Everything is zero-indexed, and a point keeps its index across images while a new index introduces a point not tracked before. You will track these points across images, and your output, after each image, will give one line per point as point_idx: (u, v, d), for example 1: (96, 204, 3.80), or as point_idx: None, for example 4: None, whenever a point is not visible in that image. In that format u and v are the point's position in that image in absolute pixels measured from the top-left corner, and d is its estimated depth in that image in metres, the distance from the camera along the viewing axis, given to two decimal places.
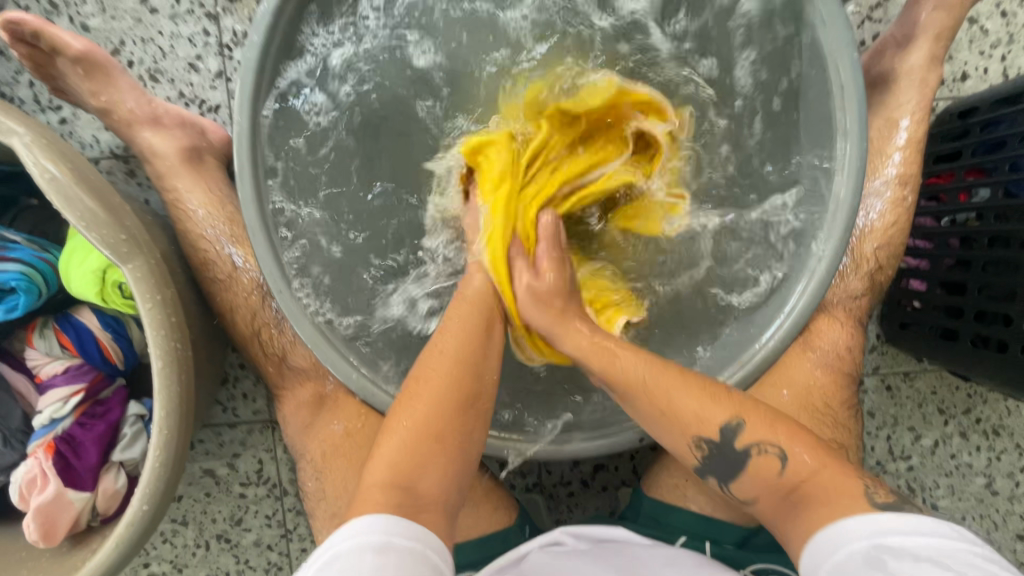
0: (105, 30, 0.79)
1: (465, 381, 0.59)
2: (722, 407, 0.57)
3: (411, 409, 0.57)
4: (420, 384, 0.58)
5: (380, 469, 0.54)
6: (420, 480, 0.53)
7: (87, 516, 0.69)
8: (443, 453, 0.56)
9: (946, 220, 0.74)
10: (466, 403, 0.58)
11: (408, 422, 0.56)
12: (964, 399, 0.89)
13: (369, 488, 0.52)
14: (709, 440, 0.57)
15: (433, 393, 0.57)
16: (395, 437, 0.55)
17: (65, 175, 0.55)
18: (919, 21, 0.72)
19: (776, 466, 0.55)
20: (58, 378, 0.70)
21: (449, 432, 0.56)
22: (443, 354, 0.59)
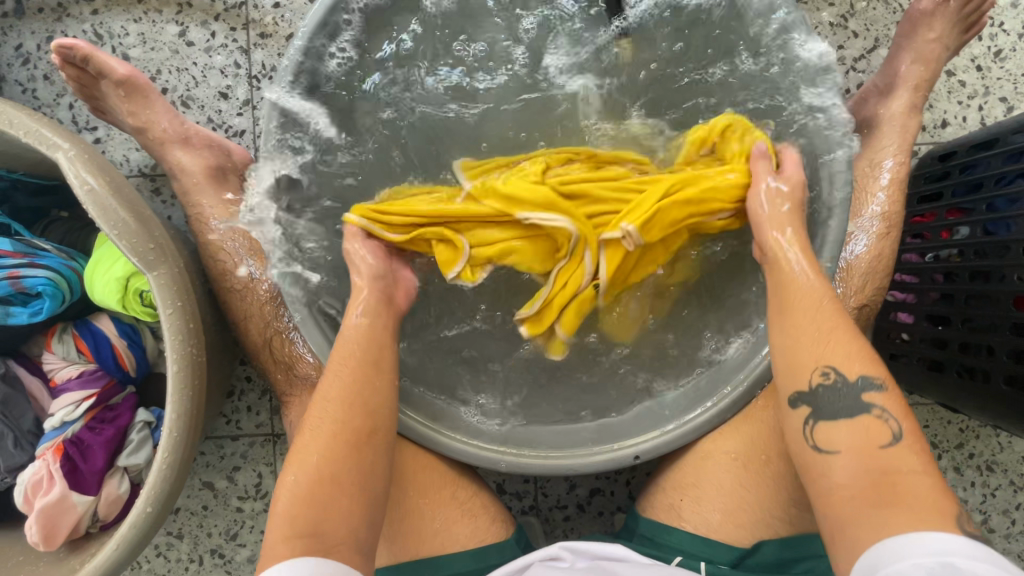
0: (144, 59, 0.85)
1: (356, 415, 0.58)
2: (874, 362, 0.54)
3: (316, 435, 0.57)
4: (309, 432, 0.57)
5: (281, 521, 0.53)
6: (330, 510, 0.53)
7: (87, 521, 0.70)
8: (351, 479, 0.55)
9: (930, 256, 0.77)
10: (358, 439, 0.57)
11: (301, 469, 0.55)
12: (956, 433, 0.90)
13: (276, 530, 0.52)
14: (842, 374, 0.54)
15: (337, 415, 0.57)
16: (290, 487, 0.54)
17: (102, 187, 0.59)
18: (899, 72, 0.78)
19: (884, 437, 0.51)
20: (72, 382, 0.72)
21: (347, 473, 0.55)
22: (329, 396, 0.58)
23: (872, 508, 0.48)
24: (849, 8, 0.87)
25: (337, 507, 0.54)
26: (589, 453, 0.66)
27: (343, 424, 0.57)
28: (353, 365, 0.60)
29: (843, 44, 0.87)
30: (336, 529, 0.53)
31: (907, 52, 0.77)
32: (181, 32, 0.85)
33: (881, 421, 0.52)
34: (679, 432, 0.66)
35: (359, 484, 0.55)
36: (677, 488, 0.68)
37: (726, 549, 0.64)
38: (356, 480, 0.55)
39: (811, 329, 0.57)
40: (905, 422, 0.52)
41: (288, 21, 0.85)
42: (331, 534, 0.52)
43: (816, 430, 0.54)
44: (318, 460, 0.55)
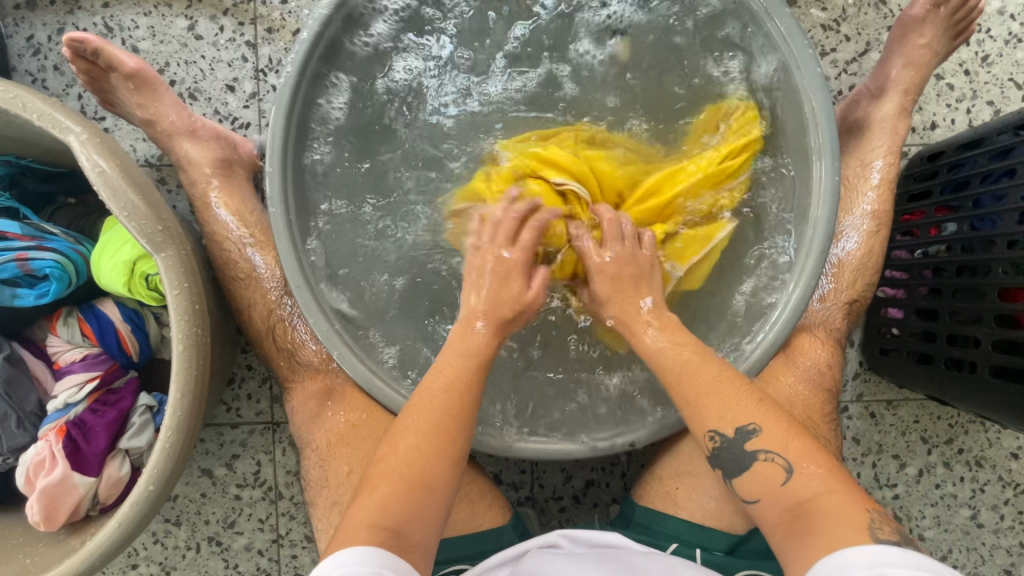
0: (153, 52, 0.87)
1: (452, 421, 0.58)
2: (747, 407, 0.58)
3: (407, 438, 0.57)
4: (405, 426, 0.58)
5: (367, 508, 0.52)
6: (417, 508, 0.53)
7: (88, 503, 0.70)
8: (437, 482, 0.55)
9: (919, 252, 0.79)
10: (451, 445, 0.57)
11: (396, 462, 0.55)
12: (946, 429, 0.91)
13: (362, 515, 0.52)
14: (724, 434, 0.58)
15: (431, 422, 0.58)
16: (382, 477, 0.54)
17: (113, 170, 0.60)
18: (890, 75, 0.80)
19: (781, 475, 0.54)
20: (76, 365, 0.73)
21: (437, 476, 0.55)
22: (431, 397, 0.59)
23: (789, 539, 0.52)
24: (841, 12, 0.90)
25: (423, 509, 0.54)
26: (587, 439, 0.68)
27: (438, 428, 0.57)
28: (449, 380, 0.61)
29: (835, 48, 0.89)
30: (417, 534, 0.52)
31: (897, 55, 0.80)
32: (190, 26, 0.87)
33: (770, 462, 0.55)
34: (673, 419, 0.67)
35: (444, 494, 0.55)
36: (672, 476, 0.69)
37: (719, 534, 0.65)
38: (443, 489, 0.55)
39: (685, 397, 0.60)
40: (790, 450, 0.55)
41: (295, 17, 0.87)
42: (412, 539, 0.52)
43: (735, 488, 0.57)
44: (406, 462, 0.55)
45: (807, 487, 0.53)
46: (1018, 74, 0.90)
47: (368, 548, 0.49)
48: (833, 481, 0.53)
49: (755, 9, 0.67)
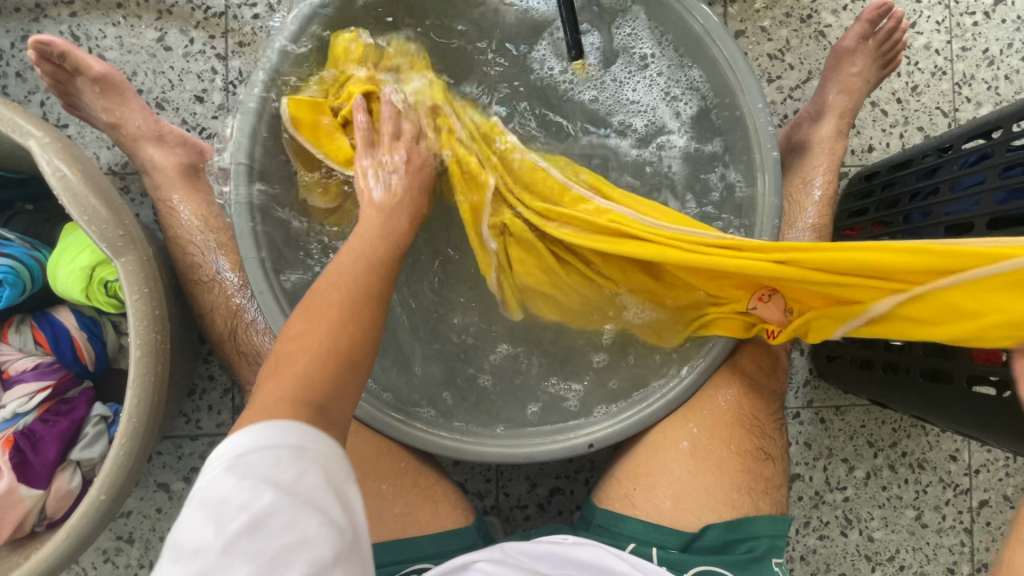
0: (121, 61, 0.87)
1: (364, 310, 0.54)
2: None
3: (322, 302, 0.54)
4: (317, 305, 0.53)
5: (285, 385, 0.47)
6: (339, 395, 0.49)
7: (34, 517, 0.68)
8: (349, 375, 0.51)
9: None
10: (361, 348, 0.52)
11: (319, 344, 0.50)
12: (890, 432, 0.96)
13: (280, 389, 0.47)
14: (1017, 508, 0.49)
15: (348, 306, 0.54)
16: (301, 360, 0.49)
17: (75, 175, 0.60)
18: (827, 100, 0.87)
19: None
20: (28, 373, 0.71)
21: (356, 369, 0.51)
22: (341, 281, 0.56)
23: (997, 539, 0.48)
24: (785, 43, 0.97)
25: (344, 394, 0.50)
26: (546, 442, 0.69)
27: (362, 313, 0.54)
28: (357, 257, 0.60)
29: (781, 75, 0.96)
30: (338, 409, 0.49)
31: (834, 83, 0.87)
32: (159, 37, 0.88)
33: None
34: (630, 421, 0.70)
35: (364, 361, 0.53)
36: (631, 478, 0.71)
37: (676, 534, 0.68)
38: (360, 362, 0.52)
39: None
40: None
41: (266, 31, 0.89)
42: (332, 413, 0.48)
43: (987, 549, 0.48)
44: (298, 341, 0.50)
45: None
46: (944, 103, 0.98)
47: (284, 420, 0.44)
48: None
49: (695, 32, 0.72)
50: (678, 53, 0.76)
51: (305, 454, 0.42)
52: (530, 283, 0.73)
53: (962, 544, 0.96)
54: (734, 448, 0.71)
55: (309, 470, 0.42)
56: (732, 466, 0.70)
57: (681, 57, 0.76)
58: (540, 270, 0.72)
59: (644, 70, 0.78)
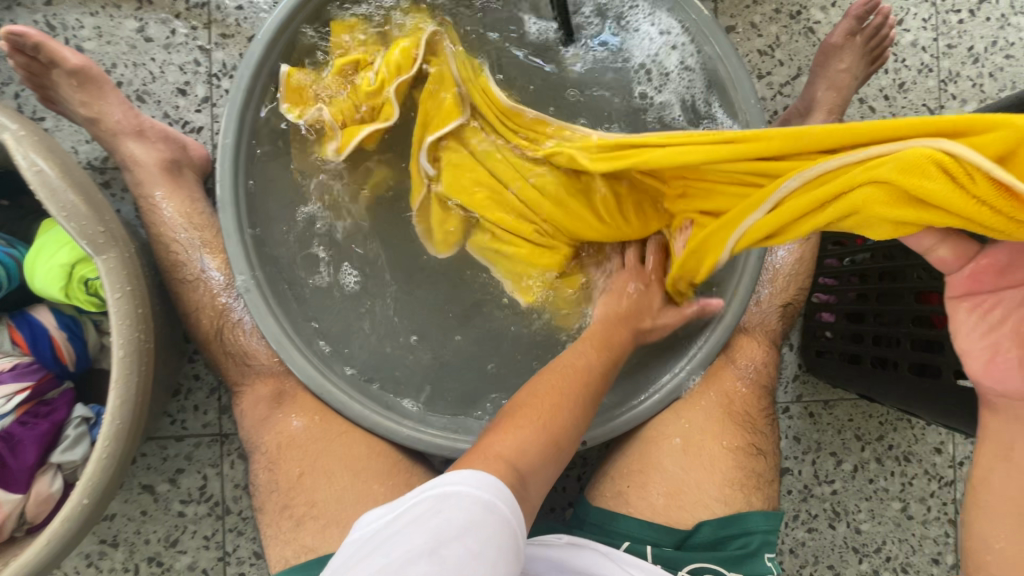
0: (100, 53, 0.85)
1: (588, 405, 0.61)
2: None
3: (559, 384, 0.61)
4: (564, 377, 0.62)
5: (508, 446, 0.53)
6: (544, 462, 0.55)
7: (13, 524, 0.66)
8: (569, 438, 0.58)
9: (847, 260, 0.84)
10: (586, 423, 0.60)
11: (549, 410, 0.58)
12: (877, 426, 0.98)
13: (506, 447, 0.53)
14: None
15: (576, 391, 0.61)
16: (531, 418, 0.57)
17: (52, 169, 0.58)
18: (816, 97, 0.87)
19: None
20: (3, 375, 0.67)
21: (567, 441, 0.58)
22: (575, 366, 0.63)
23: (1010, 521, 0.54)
24: (775, 39, 0.97)
25: (551, 465, 0.56)
26: None
27: (586, 392, 0.62)
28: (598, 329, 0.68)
29: (770, 71, 0.96)
30: (535, 485, 0.52)
31: (823, 79, 0.87)
32: (139, 28, 0.86)
33: None
34: (626, 419, 0.70)
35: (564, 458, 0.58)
36: (625, 474, 0.71)
37: (669, 530, 0.68)
38: (564, 454, 0.58)
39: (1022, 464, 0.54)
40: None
41: (251, 22, 0.87)
42: (530, 486, 0.52)
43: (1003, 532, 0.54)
44: (542, 418, 0.57)
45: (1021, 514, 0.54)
46: (930, 100, 0.99)
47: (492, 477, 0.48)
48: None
49: (701, 24, 0.71)
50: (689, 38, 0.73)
51: (494, 511, 0.45)
52: (485, 218, 0.70)
53: (946, 535, 0.98)
54: (726, 444, 0.71)
55: (494, 524, 0.45)
56: (724, 462, 0.70)
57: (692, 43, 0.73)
58: (493, 201, 0.70)
59: (656, 58, 0.75)
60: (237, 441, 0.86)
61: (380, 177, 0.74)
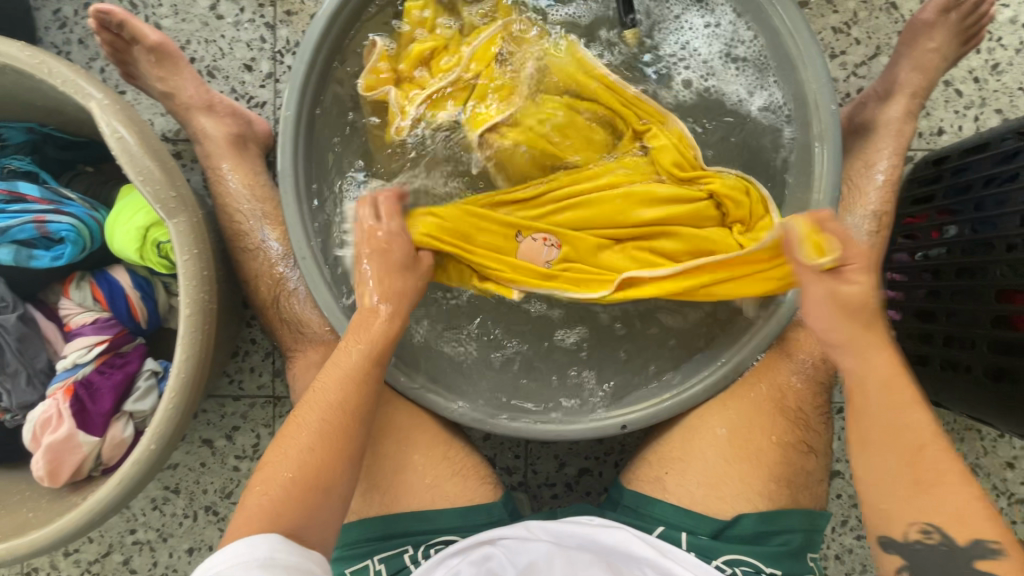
0: (176, 30, 0.89)
1: (332, 435, 0.60)
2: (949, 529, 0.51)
3: (307, 412, 0.61)
4: (306, 410, 0.61)
5: (250, 520, 0.54)
6: (314, 510, 0.56)
7: (91, 463, 0.72)
8: (335, 477, 0.58)
9: (919, 255, 0.79)
10: (345, 456, 0.60)
11: (284, 461, 0.58)
12: (941, 435, 0.91)
13: (248, 518, 0.54)
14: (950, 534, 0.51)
15: (322, 421, 0.60)
16: (278, 469, 0.57)
17: (132, 136, 0.62)
18: (898, 78, 0.81)
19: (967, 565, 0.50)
20: (86, 328, 0.75)
21: (334, 483, 0.58)
22: (327, 393, 0.62)
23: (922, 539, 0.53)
24: (852, 16, 0.90)
25: (320, 512, 0.57)
26: (577, 421, 0.69)
27: (332, 429, 0.60)
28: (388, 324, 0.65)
29: (845, 51, 0.90)
30: (314, 536, 0.56)
31: (907, 59, 0.80)
32: (211, 6, 0.89)
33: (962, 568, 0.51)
34: (669, 405, 0.69)
35: (342, 494, 0.59)
36: (664, 461, 0.70)
37: (708, 520, 0.66)
38: (338, 489, 0.58)
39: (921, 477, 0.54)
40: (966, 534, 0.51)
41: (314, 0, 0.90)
42: (308, 537, 0.55)
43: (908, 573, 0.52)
44: (299, 463, 0.57)
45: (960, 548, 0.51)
46: None
47: (255, 537, 0.51)
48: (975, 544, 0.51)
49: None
50: (738, 16, 0.73)
51: (273, 565, 0.49)
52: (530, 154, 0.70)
53: None
54: (775, 439, 0.68)
55: None
56: (771, 457, 0.67)
57: (739, 21, 0.73)
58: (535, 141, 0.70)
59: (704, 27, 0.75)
60: (288, 404, 0.90)
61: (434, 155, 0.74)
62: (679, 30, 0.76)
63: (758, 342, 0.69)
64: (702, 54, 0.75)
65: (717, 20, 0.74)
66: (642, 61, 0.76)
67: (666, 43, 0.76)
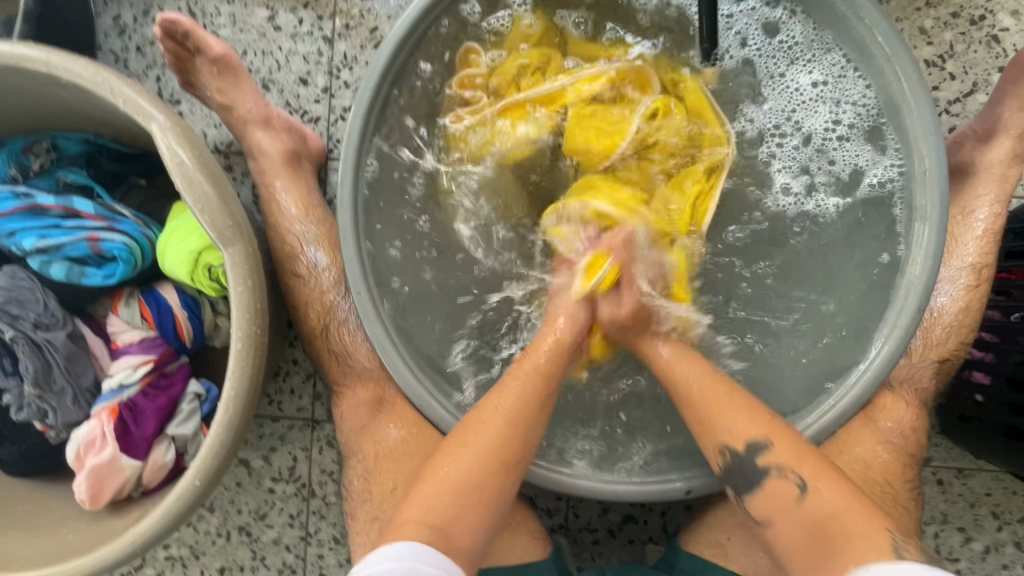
0: (233, 40, 0.87)
1: (510, 446, 0.59)
2: (757, 425, 0.60)
3: (489, 415, 0.60)
4: (483, 412, 0.61)
5: (417, 507, 0.56)
6: (465, 517, 0.57)
7: (131, 485, 0.71)
8: (494, 489, 0.59)
9: (1016, 315, 0.72)
10: (507, 470, 0.59)
11: (454, 461, 0.58)
12: (1021, 505, 0.84)
13: (411, 511, 0.56)
14: (733, 449, 0.60)
15: (501, 430, 0.60)
16: (451, 462, 0.59)
17: (191, 160, 0.60)
18: (1003, 119, 0.73)
19: (795, 492, 0.57)
20: (133, 347, 0.73)
21: (489, 490, 0.58)
22: (500, 405, 0.61)
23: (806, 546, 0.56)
24: (948, 48, 0.83)
25: (473, 516, 0.57)
26: (637, 482, 0.65)
27: (505, 440, 0.59)
28: (554, 347, 0.64)
29: (938, 85, 0.83)
30: (462, 537, 0.56)
31: (1017, 98, 0.73)
32: (270, 17, 0.87)
33: (784, 479, 0.58)
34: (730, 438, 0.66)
35: (494, 502, 0.58)
36: (724, 527, 0.66)
37: None
38: (492, 498, 0.58)
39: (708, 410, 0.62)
40: (810, 468, 0.58)
41: (374, 14, 0.87)
42: (456, 538, 0.56)
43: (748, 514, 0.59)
44: (473, 464, 0.58)
45: (826, 504, 0.56)
46: None
47: (411, 542, 0.53)
48: (848, 498, 0.56)
49: (877, 60, 0.65)
50: (849, 65, 0.67)
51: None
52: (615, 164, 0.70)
53: None
54: None
55: None
56: None
57: (851, 68, 0.67)
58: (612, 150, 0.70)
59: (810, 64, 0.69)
60: (327, 428, 0.88)
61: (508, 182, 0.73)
62: (778, 65, 0.70)
63: (838, 413, 0.63)
64: (806, 122, 0.69)
65: (825, 76, 0.68)
66: (733, 93, 0.72)
67: (776, 75, 0.70)
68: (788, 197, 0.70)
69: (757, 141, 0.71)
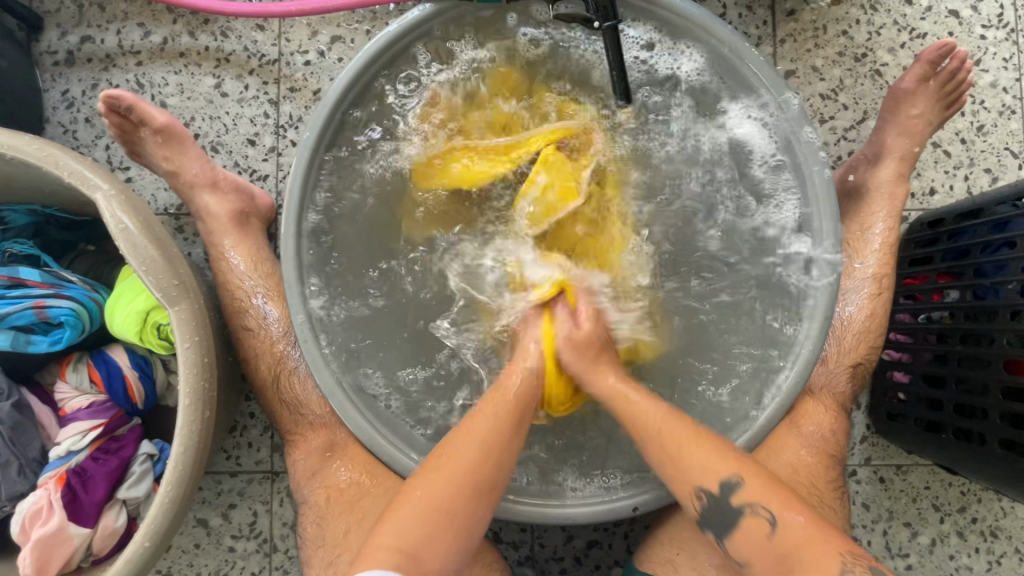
0: (180, 107, 0.91)
1: (484, 466, 0.61)
2: (723, 463, 0.60)
3: (463, 441, 0.62)
4: (457, 436, 0.63)
5: (391, 531, 0.57)
6: (436, 539, 0.57)
7: (81, 554, 0.69)
8: (467, 512, 0.59)
9: (922, 317, 0.79)
10: (482, 490, 0.60)
11: (425, 490, 0.59)
12: (957, 496, 0.89)
13: (385, 537, 0.57)
14: (709, 491, 0.60)
15: (478, 452, 0.61)
16: (422, 487, 0.59)
17: (135, 225, 0.63)
18: (886, 143, 0.82)
19: (764, 530, 0.57)
20: (81, 412, 0.73)
21: (461, 510, 0.59)
22: (472, 433, 0.62)
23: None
24: (838, 82, 0.93)
25: (445, 538, 0.58)
26: (586, 503, 0.67)
27: (478, 465, 0.60)
28: (521, 375, 0.67)
29: (833, 116, 0.93)
30: (433, 558, 0.56)
31: (894, 125, 0.82)
32: (216, 84, 0.92)
33: (753, 516, 0.58)
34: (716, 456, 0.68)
35: (467, 525, 0.59)
36: (674, 542, 0.69)
37: None
38: (466, 519, 0.59)
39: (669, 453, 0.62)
40: (773, 503, 0.58)
41: (317, 77, 0.92)
42: (429, 562, 0.56)
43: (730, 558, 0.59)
44: (447, 486, 0.59)
45: (792, 537, 0.56)
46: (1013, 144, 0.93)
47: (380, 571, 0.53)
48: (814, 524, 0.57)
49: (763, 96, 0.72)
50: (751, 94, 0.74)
51: None
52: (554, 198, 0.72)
53: None
54: None
55: None
56: None
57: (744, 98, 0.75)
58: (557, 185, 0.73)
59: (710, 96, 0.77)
60: (287, 479, 0.88)
61: (456, 220, 0.76)
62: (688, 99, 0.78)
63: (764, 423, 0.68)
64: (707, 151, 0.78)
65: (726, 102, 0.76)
66: (650, 124, 0.78)
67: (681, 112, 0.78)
68: (704, 222, 0.77)
69: (671, 161, 0.78)
